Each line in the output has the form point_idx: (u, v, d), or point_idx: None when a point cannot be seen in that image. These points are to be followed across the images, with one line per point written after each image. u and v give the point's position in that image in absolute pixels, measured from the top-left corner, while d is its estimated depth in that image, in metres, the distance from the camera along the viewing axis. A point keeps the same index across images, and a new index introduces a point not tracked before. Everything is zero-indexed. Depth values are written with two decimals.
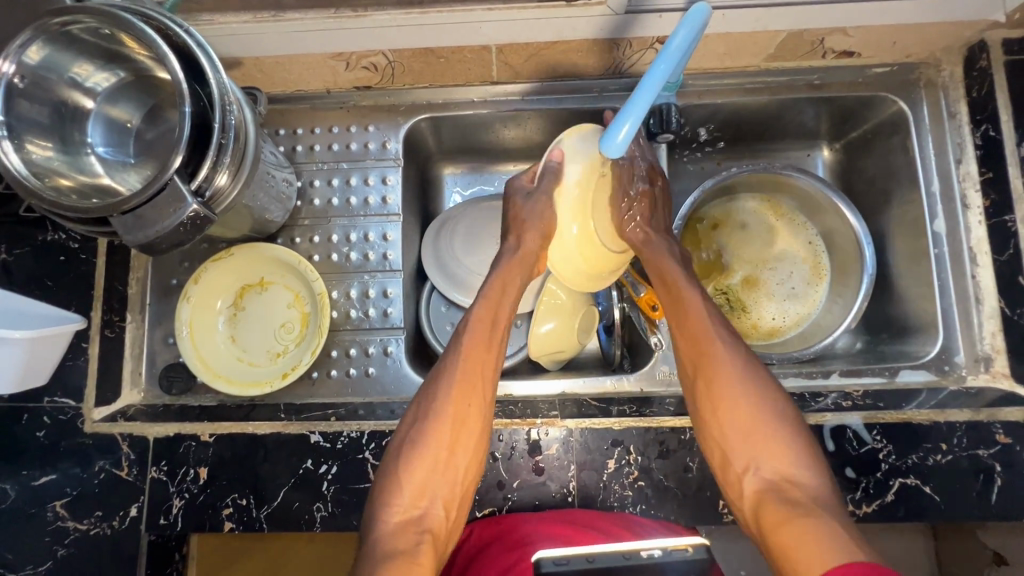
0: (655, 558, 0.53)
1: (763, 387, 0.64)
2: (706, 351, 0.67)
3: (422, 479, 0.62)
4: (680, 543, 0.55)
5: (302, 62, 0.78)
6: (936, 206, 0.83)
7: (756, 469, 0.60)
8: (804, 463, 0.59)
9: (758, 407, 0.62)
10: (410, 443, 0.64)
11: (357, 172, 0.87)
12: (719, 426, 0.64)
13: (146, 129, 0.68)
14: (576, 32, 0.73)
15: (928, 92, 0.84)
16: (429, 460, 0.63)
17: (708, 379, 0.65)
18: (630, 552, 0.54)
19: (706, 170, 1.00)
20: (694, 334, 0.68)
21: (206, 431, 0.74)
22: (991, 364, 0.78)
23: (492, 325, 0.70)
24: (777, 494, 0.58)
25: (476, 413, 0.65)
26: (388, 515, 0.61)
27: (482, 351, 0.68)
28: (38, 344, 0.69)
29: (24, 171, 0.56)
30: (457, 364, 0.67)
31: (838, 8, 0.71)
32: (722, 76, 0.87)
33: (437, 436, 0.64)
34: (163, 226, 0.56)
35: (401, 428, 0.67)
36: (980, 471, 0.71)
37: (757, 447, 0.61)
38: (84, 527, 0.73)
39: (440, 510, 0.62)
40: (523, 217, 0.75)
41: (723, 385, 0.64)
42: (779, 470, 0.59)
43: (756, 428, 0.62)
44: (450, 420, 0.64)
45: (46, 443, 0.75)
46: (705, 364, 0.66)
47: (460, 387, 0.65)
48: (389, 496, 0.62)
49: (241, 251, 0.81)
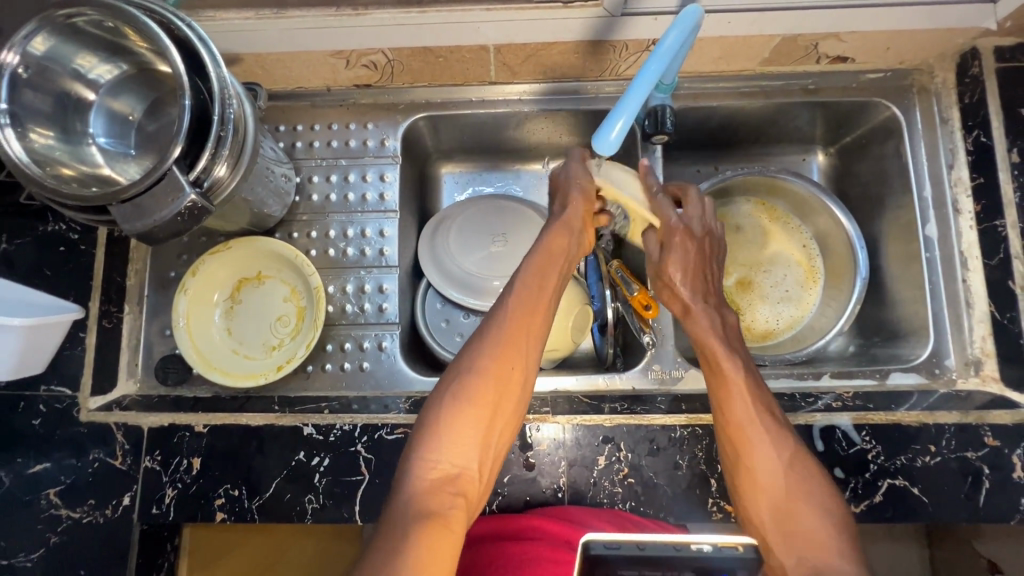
0: (705, 551, 0.56)
1: (809, 474, 0.62)
2: (750, 433, 0.64)
3: (460, 437, 0.61)
4: (731, 542, 0.57)
5: (302, 59, 0.79)
6: (928, 211, 0.84)
7: (801, 563, 0.57)
8: (848, 553, 0.56)
9: (801, 487, 0.61)
10: (451, 396, 0.63)
11: (355, 168, 0.88)
12: (765, 516, 0.61)
13: (148, 123, 0.69)
14: (571, 33, 0.74)
15: (921, 98, 0.85)
16: (470, 418, 0.62)
17: (748, 473, 0.63)
18: (680, 544, 0.56)
19: (701, 173, 1.01)
20: (743, 412, 0.65)
21: (200, 422, 0.75)
22: (981, 367, 0.79)
23: (540, 289, 0.70)
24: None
25: (518, 377, 0.65)
26: (422, 470, 0.60)
27: (530, 313, 0.68)
28: (36, 331, 0.70)
29: (26, 159, 0.57)
30: (505, 323, 0.67)
31: (832, 13, 0.72)
32: (718, 80, 0.88)
33: (479, 393, 0.63)
34: (160, 216, 0.57)
35: (443, 381, 0.65)
36: (969, 474, 0.72)
37: (802, 538, 0.58)
38: (76, 516, 0.73)
39: (474, 471, 0.61)
40: (566, 181, 0.77)
41: (769, 480, 0.62)
42: (827, 563, 0.56)
43: (796, 511, 0.60)
44: (493, 381, 0.64)
45: (41, 432, 0.75)
46: (746, 446, 0.63)
47: (504, 352, 0.65)
48: (426, 450, 0.61)
49: (239, 244, 0.82)
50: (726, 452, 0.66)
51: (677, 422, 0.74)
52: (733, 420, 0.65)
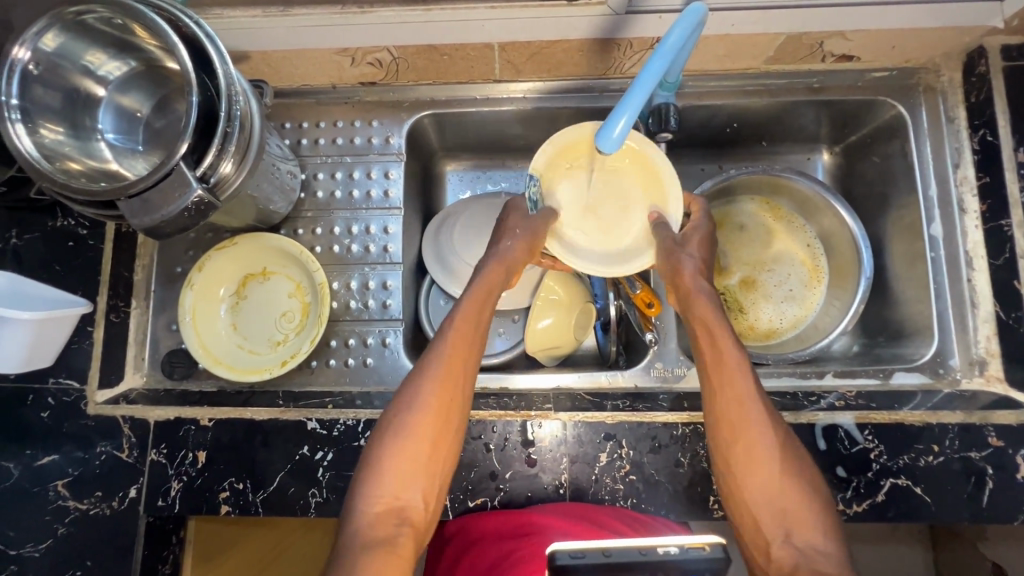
0: (672, 554, 0.51)
1: (794, 452, 0.62)
2: (748, 408, 0.63)
3: (404, 471, 0.61)
4: (697, 541, 0.52)
5: (309, 57, 0.79)
6: (933, 210, 0.83)
7: (786, 540, 0.58)
8: (828, 530, 0.58)
9: (789, 467, 0.61)
10: (393, 432, 0.62)
11: (360, 165, 0.89)
12: (750, 493, 0.61)
13: (155, 119, 0.70)
14: (576, 31, 0.74)
15: (927, 97, 0.85)
16: (412, 453, 0.61)
17: (740, 451, 0.62)
18: (646, 548, 0.52)
19: (705, 172, 1.01)
20: (735, 389, 0.64)
21: (205, 416, 0.75)
22: (986, 367, 0.78)
23: (479, 321, 0.69)
24: (807, 564, 0.56)
25: (458, 409, 0.64)
26: (367, 505, 0.59)
27: (468, 342, 0.67)
28: (45, 324, 0.70)
29: (36, 154, 0.58)
30: (446, 357, 0.65)
31: (837, 12, 0.72)
32: (723, 78, 0.87)
33: (421, 427, 0.62)
34: (168, 211, 0.57)
35: (384, 416, 0.64)
36: (972, 474, 0.71)
37: (787, 515, 0.59)
38: (84, 507, 0.74)
39: (421, 502, 0.61)
40: (515, 225, 0.74)
41: (763, 458, 0.61)
42: (808, 539, 0.58)
43: (784, 491, 0.60)
44: (433, 415, 0.63)
45: (49, 424, 0.76)
46: (744, 424, 0.63)
47: (443, 386, 0.64)
48: (370, 485, 0.60)
49: (245, 240, 0.82)
50: (720, 428, 0.64)
51: (679, 419, 0.74)
52: (731, 397, 0.64)
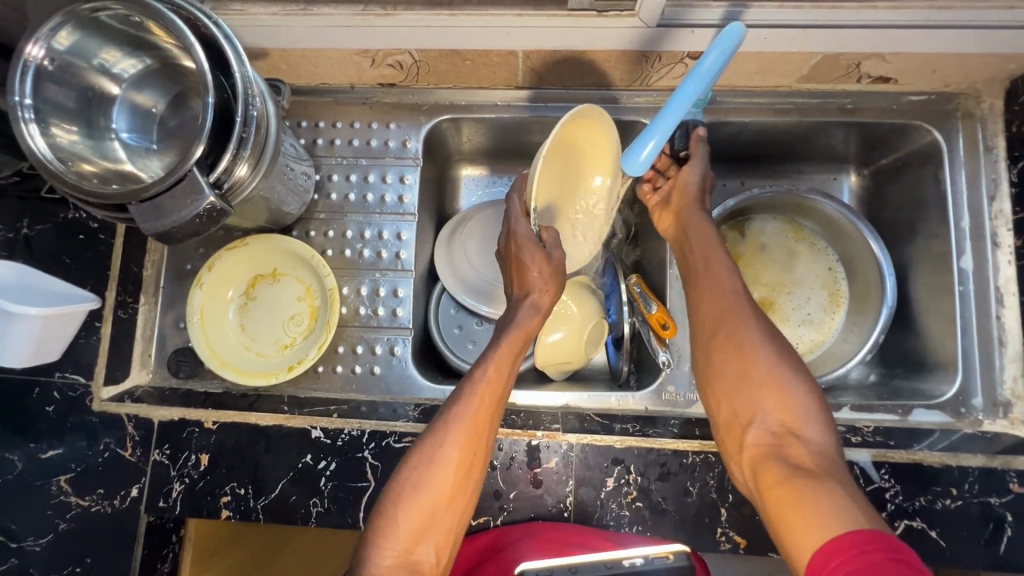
0: (636, 565, 0.61)
1: (781, 349, 0.64)
2: (727, 309, 0.68)
3: (419, 524, 0.61)
4: (661, 551, 0.63)
5: (328, 56, 0.77)
6: (965, 242, 0.80)
7: (763, 424, 0.61)
8: (820, 423, 0.60)
9: (771, 361, 0.63)
10: (411, 484, 0.62)
11: (376, 168, 0.87)
12: (731, 384, 0.64)
13: (170, 117, 0.68)
14: (605, 42, 0.72)
15: (965, 124, 0.82)
16: (428, 507, 0.61)
17: (727, 342, 0.66)
18: (612, 562, 0.62)
19: (727, 188, 0.98)
20: (716, 293, 0.69)
21: (210, 418, 0.75)
22: (1010, 410, 0.76)
23: (507, 375, 0.68)
24: (779, 449, 0.59)
25: (474, 463, 0.64)
26: (381, 556, 0.59)
27: (497, 393, 0.66)
28: (52, 319, 0.69)
29: (49, 155, 0.57)
30: (467, 412, 0.64)
31: (878, 34, 0.69)
32: (753, 94, 0.84)
33: (439, 479, 0.62)
34: (180, 217, 0.56)
35: (401, 465, 0.64)
36: (990, 520, 0.69)
37: (768, 400, 0.61)
38: (85, 504, 0.74)
39: (432, 556, 0.61)
40: (535, 268, 0.73)
41: (745, 351, 0.64)
42: (788, 424, 0.60)
43: (769, 382, 0.62)
44: (455, 469, 0.62)
45: (54, 418, 0.75)
46: (727, 319, 0.67)
47: (467, 438, 0.63)
48: (384, 534, 0.60)
49: (257, 242, 0.81)
50: (710, 329, 0.68)
51: (690, 447, 0.72)
52: (710, 296, 0.70)
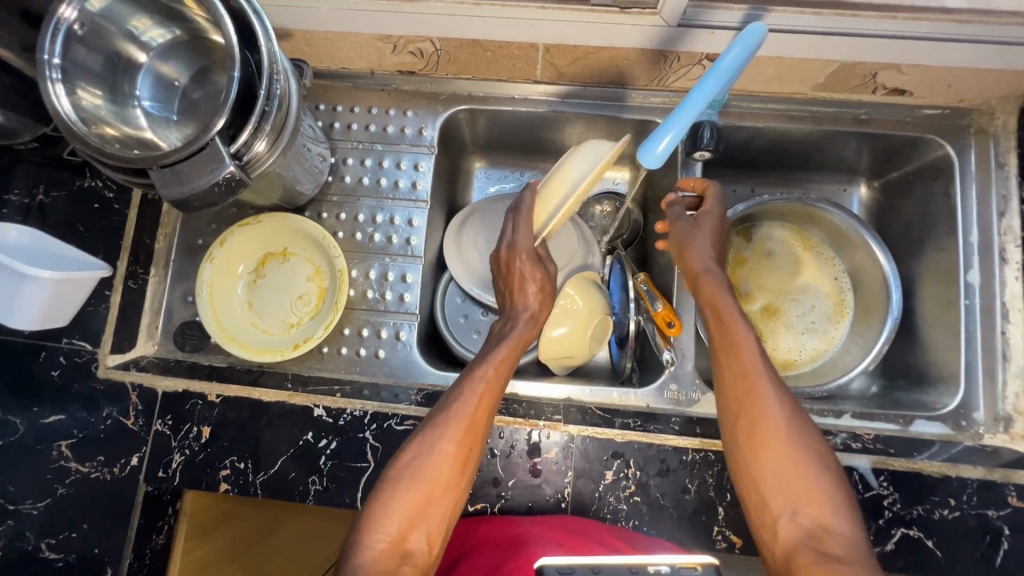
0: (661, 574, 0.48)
1: (806, 437, 0.61)
2: (753, 392, 0.63)
3: (412, 512, 0.60)
4: (689, 560, 0.49)
5: (350, 40, 0.78)
6: (972, 257, 0.81)
7: (794, 516, 0.58)
8: (843, 514, 0.57)
9: (799, 451, 0.60)
10: (409, 473, 0.62)
11: (391, 154, 0.88)
12: (757, 469, 0.60)
13: (192, 90, 0.69)
14: (626, 40, 0.73)
15: (978, 139, 0.82)
16: (424, 495, 0.61)
17: (752, 428, 0.62)
18: (637, 566, 0.49)
19: (737, 194, 0.99)
20: (743, 372, 0.64)
21: (213, 391, 0.75)
22: (1011, 425, 0.76)
23: (503, 371, 0.70)
24: (812, 543, 0.56)
25: (469, 456, 0.64)
26: (373, 540, 0.59)
27: (495, 390, 0.67)
28: (62, 284, 0.70)
29: (73, 117, 0.57)
30: (466, 402, 0.65)
31: (895, 44, 0.70)
32: (767, 100, 0.85)
33: (436, 469, 0.62)
34: (199, 185, 0.56)
35: (400, 453, 0.65)
36: (987, 533, 0.69)
37: (796, 493, 0.58)
38: (85, 470, 0.74)
39: (424, 545, 0.60)
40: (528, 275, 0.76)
41: (770, 435, 0.61)
42: (819, 521, 0.57)
43: (795, 470, 0.59)
44: (451, 458, 0.63)
45: (59, 383, 0.76)
46: (749, 397, 0.63)
47: (465, 430, 0.64)
48: (376, 518, 0.60)
49: (270, 220, 0.81)
50: (729, 411, 0.64)
51: (690, 444, 0.72)
52: (741, 380, 0.64)
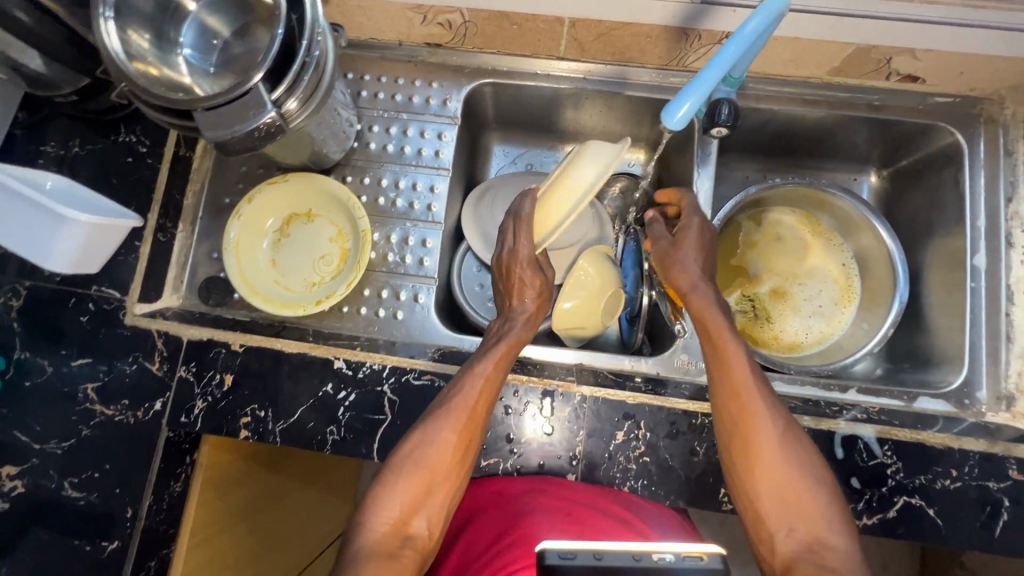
0: (666, 561, 0.44)
1: (803, 449, 0.62)
2: (748, 408, 0.63)
3: (410, 500, 0.61)
4: (694, 549, 0.45)
5: (382, 8, 0.81)
6: (979, 241, 0.83)
7: (791, 531, 0.58)
8: (840, 528, 0.58)
9: (796, 466, 0.61)
10: (407, 466, 0.63)
11: (415, 123, 0.90)
12: (753, 482, 0.61)
13: (232, 45, 0.71)
14: (649, 16, 0.75)
15: (987, 128, 0.85)
16: (422, 485, 0.62)
17: (745, 441, 0.62)
18: (640, 554, 0.45)
19: (749, 179, 1.01)
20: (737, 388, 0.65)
21: (237, 341, 0.77)
22: (1013, 403, 0.78)
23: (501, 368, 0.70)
24: (810, 557, 0.56)
25: (466, 452, 0.65)
26: (375, 522, 0.59)
27: (493, 385, 0.68)
28: (96, 228, 0.72)
29: (120, 53, 0.60)
30: (466, 397, 0.66)
31: (911, 28, 0.72)
32: (782, 84, 0.88)
33: (435, 461, 0.63)
34: (240, 128, 0.59)
35: (399, 443, 0.66)
36: (988, 504, 0.71)
37: (793, 507, 0.59)
38: (109, 413, 0.76)
39: (425, 528, 0.61)
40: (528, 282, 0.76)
41: (765, 450, 0.61)
42: (815, 535, 0.57)
43: (790, 484, 0.60)
44: (450, 450, 0.64)
45: (87, 328, 0.78)
46: (745, 412, 0.63)
47: (462, 424, 0.65)
48: (377, 505, 0.61)
49: (296, 180, 0.84)
50: (724, 424, 0.65)
51: (700, 409, 0.74)
52: (736, 398, 0.64)
